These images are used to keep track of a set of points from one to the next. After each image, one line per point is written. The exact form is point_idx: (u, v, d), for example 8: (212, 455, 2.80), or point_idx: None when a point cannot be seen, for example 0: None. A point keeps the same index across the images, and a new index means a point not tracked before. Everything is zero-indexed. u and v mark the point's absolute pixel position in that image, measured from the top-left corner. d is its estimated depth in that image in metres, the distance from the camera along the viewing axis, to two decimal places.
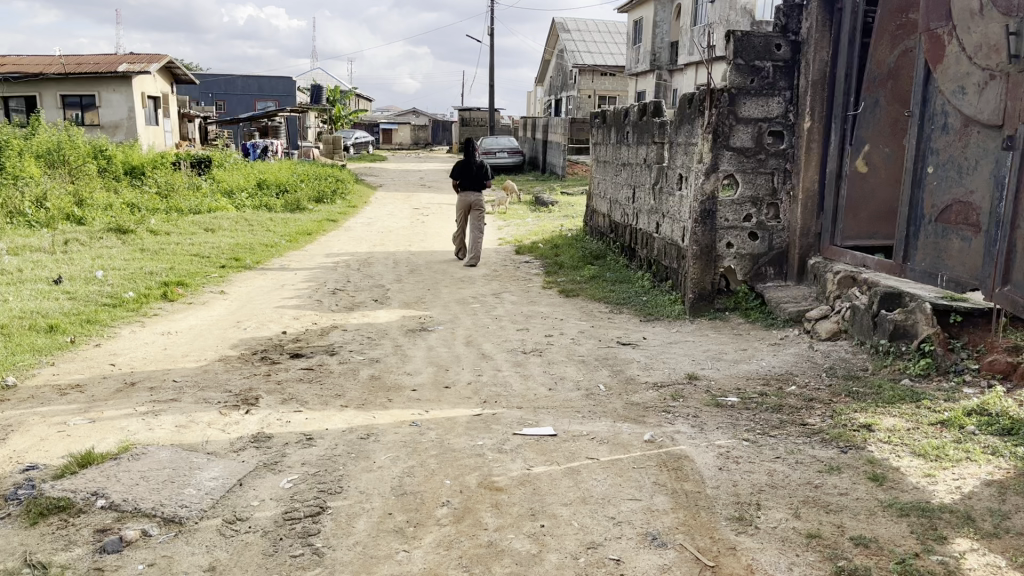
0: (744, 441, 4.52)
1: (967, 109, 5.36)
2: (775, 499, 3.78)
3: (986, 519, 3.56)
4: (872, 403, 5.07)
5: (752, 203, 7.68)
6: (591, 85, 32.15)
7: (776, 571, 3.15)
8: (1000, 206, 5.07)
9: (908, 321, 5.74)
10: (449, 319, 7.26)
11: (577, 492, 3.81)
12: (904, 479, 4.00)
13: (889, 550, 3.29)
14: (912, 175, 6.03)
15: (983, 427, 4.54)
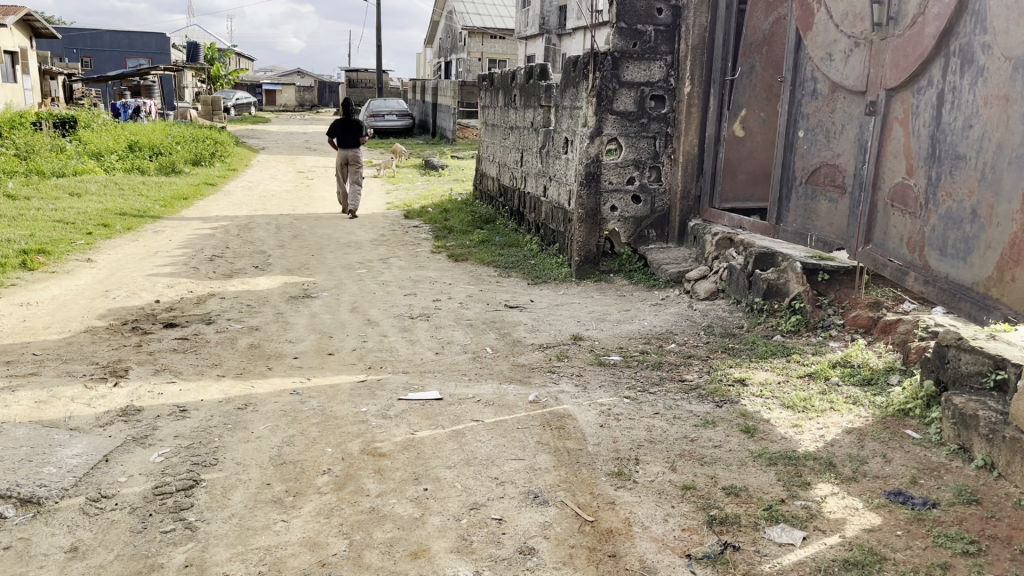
0: (625, 398, 4.64)
1: (835, 75, 5.58)
2: (653, 453, 3.90)
3: (845, 465, 3.78)
4: (747, 358, 5.29)
5: (635, 166, 7.81)
6: (481, 49, 31.85)
7: (652, 523, 3.25)
8: (863, 169, 5.32)
9: (780, 279, 6.00)
10: (334, 285, 7.11)
11: (461, 454, 3.82)
12: (774, 430, 4.20)
13: (758, 498, 3.44)
14: (786, 138, 6.29)
15: (846, 378, 4.83)
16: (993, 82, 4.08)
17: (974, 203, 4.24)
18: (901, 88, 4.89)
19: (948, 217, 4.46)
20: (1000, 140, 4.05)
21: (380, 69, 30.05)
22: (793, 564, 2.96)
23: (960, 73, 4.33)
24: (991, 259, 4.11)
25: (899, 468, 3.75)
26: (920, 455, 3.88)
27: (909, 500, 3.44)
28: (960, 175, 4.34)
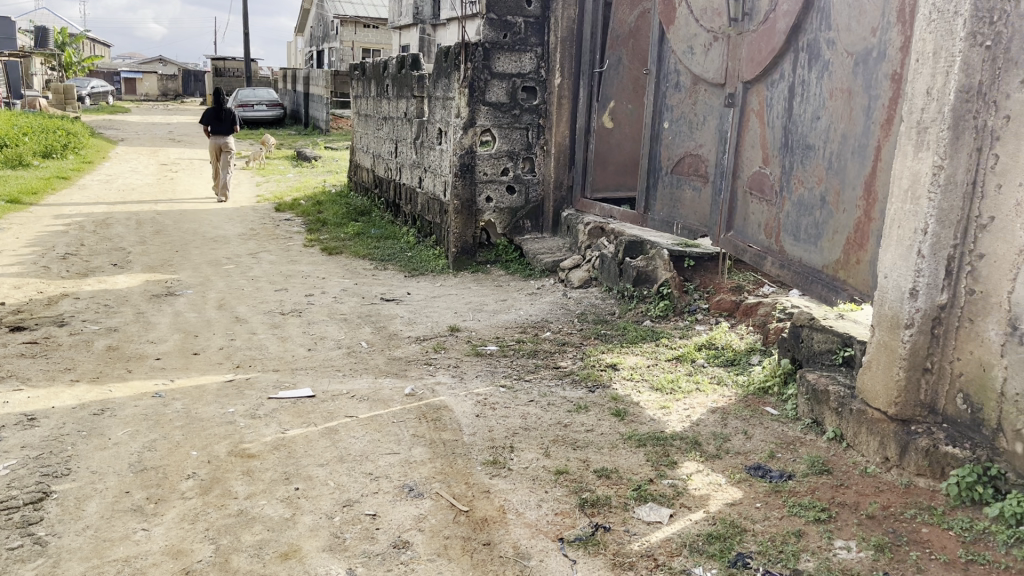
0: (500, 387, 4.67)
1: (696, 68, 5.79)
2: (528, 440, 3.94)
3: (710, 443, 3.94)
4: (618, 344, 5.44)
5: (509, 157, 7.87)
6: (353, 37, 31.22)
7: (525, 509, 3.29)
8: (723, 158, 5.55)
9: (649, 267, 6.20)
10: (199, 282, 6.84)
11: (334, 451, 3.75)
12: (643, 412, 4.33)
13: (627, 479, 3.55)
14: (652, 129, 6.48)
15: (710, 360, 5.04)
16: (838, 75, 4.33)
17: (823, 190, 4.49)
18: (757, 81, 5.13)
19: (800, 203, 4.71)
20: (844, 130, 4.30)
21: (248, 57, 28.97)
22: (660, 541, 3.07)
23: (809, 67, 4.59)
24: (838, 243, 4.38)
25: (759, 444, 3.95)
26: (778, 430, 4.10)
27: (768, 473, 3.62)
28: (810, 164, 4.59)
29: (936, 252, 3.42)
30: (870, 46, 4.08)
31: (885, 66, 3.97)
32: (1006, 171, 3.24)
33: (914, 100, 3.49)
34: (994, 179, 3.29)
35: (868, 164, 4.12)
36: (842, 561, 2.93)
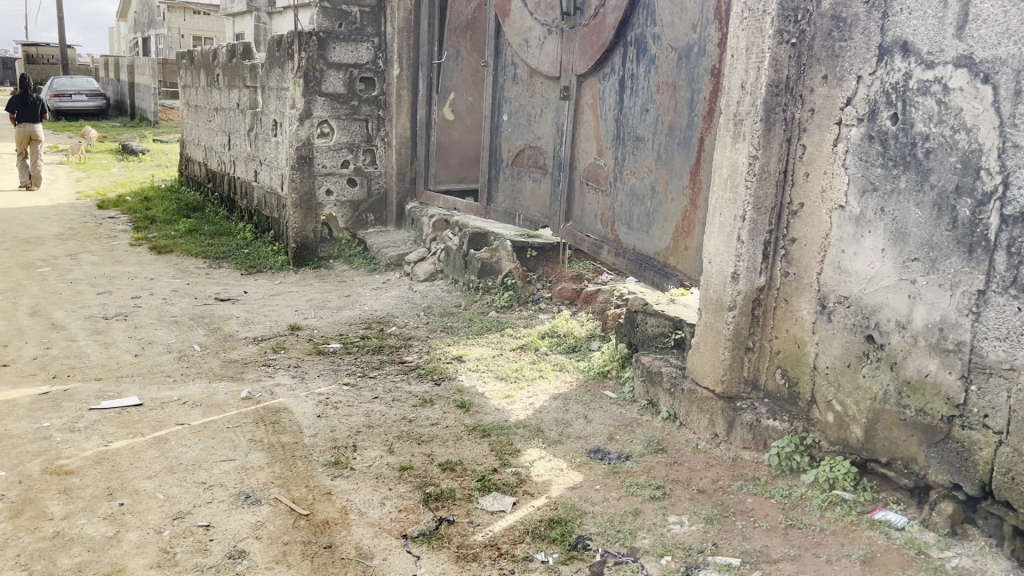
0: (343, 385, 4.57)
1: (532, 61, 5.87)
2: (371, 438, 3.88)
3: (552, 429, 4.02)
4: (464, 336, 5.45)
5: (349, 149, 7.73)
6: (182, 24, 29.66)
7: (368, 508, 3.23)
8: (560, 150, 5.67)
9: (493, 258, 6.26)
10: (9, 287, 6.29)
11: (163, 462, 3.55)
12: (487, 402, 4.36)
13: (472, 470, 3.56)
14: (490, 121, 6.52)
15: (553, 347, 5.14)
16: (664, 69, 4.51)
17: (652, 180, 4.67)
18: (589, 74, 5.26)
19: (632, 193, 4.88)
20: (670, 122, 4.49)
21: (64, 44, 26.95)
22: (503, 530, 3.09)
23: (637, 61, 4.75)
24: (668, 231, 4.57)
25: (598, 427, 4.06)
26: (617, 413, 4.23)
27: (606, 455, 3.73)
28: (640, 155, 4.77)
29: (754, 237, 3.63)
30: (691, 42, 4.27)
31: (705, 61, 4.16)
32: (813, 160, 3.50)
33: (730, 94, 3.67)
34: (802, 168, 3.54)
35: (693, 155, 4.31)
36: (675, 536, 3.05)
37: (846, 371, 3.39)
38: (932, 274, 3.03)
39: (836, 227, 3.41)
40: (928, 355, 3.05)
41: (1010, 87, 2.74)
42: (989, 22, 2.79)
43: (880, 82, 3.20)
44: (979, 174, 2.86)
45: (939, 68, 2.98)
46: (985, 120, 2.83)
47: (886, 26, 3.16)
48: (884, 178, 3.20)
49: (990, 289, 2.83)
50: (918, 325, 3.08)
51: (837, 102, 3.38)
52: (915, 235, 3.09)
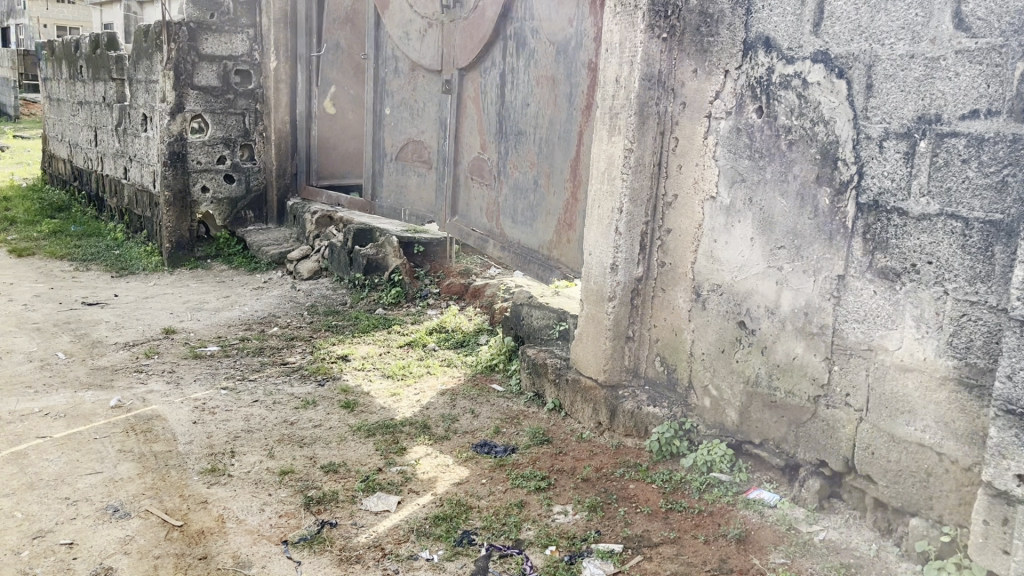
0: (221, 389, 4.41)
1: (412, 54, 5.81)
2: (250, 443, 3.75)
3: (438, 425, 3.99)
4: (349, 334, 5.34)
5: (225, 144, 7.47)
6: (43, 14, 27.98)
7: (247, 516, 3.12)
8: (443, 145, 5.63)
9: (378, 254, 6.17)
10: None
11: (22, 479, 3.33)
12: (373, 401, 4.29)
13: (356, 471, 3.49)
14: (373, 115, 6.42)
15: (441, 343, 5.11)
16: (543, 63, 4.54)
17: (535, 174, 4.69)
18: (471, 68, 5.25)
19: (515, 187, 4.90)
20: (550, 116, 4.52)
21: None
22: (387, 530, 3.05)
23: (517, 55, 4.77)
24: (550, 224, 4.60)
25: (485, 421, 4.06)
26: (503, 406, 4.24)
27: (492, 449, 3.73)
28: (523, 149, 4.79)
29: (631, 229, 3.70)
30: (568, 36, 4.31)
31: (582, 55, 4.21)
32: (685, 152, 3.59)
33: (605, 87, 3.72)
34: (676, 160, 3.63)
35: (573, 149, 4.36)
36: (559, 526, 3.08)
37: (721, 356, 3.49)
38: (797, 261, 3.15)
39: (708, 217, 3.52)
40: (795, 338, 3.19)
41: (862, 81, 2.88)
42: (843, 19, 2.93)
43: (745, 76, 3.31)
44: (836, 164, 2.99)
45: (798, 62, 3.10)
46: (841, 113, 2.96)
47: (749, 22, 3.27)
48: (751, 169, 3.30)
49: (849, 274, 2.97)
50: (785, 310, 3.21)
51: (707, 96, 3.48)
52: (780, 224, 3.21)
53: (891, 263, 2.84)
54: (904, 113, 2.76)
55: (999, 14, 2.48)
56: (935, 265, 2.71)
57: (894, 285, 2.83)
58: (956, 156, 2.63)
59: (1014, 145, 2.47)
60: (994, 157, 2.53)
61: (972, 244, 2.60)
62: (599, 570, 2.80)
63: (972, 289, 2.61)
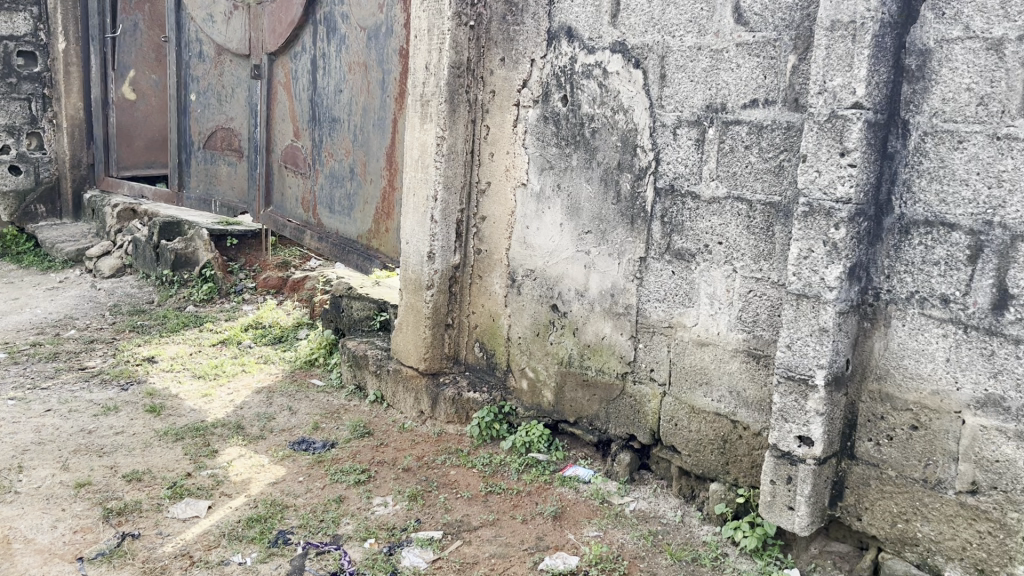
0: (8, 400, 4.03)
1: (218, 37, 5.55)
2: (41, 456, 3.46)
3: (253, 425, 3.84)
4: (157, 334, 5.03)
5: (8, 133, 6.87)
6: None
7: (36, 535, 2.88)
8: (254, 133, 5.40)
9: (188, 249, 5.84)
10: None
11: None
12: (182, 404, 4.06)
13: (162, 478, 3.30)
14: (177, 102, 6.08)
15: (257, 340, 4.92)
16: (354, 49, 4.45)
17: (350, 162, 4.60)
18: (280, 53, 5.06)
19: (331, 176, 4.78)
20: (364, 103, 4.43)
21: None
22: (196, 536, 2.90)
23: (327, 40, 4.65)
24: (368, 213, 4.51)
25: (303, 417, 3.95)
26: (323, 401, 4.14)
27: (311, 446, 3.64)
28: (337, 136, 4.67)
29: (446, 217, 3.70)
30: (379, 22, 4.24)
31: (392, 41, 4.16)
32: (496, 140, 3.64)
33: (415, 75, 3.70)
34: (487, 148, 3.67)
35: (387, 136, 4.29)
36: (379, 518, 3.04)
37: (536, 340, 3.58)
38: (603, 245, 3.27)
39: (520, 204, 3.58)
40: (603, 319, 3.31)
41: (656, 71, 3.02)
42: (637, 11, 3.06)
43: (550, 65, 3.39)
44: (636, 151, 3.12)
45: (598, 53, 3.20)
46: (638, 101, 3.09)
47: (552, 12, 3.35)
48: (558, 157, 3.39)
49: (650, 256, 3.11)
50: (594, 292, 3.33)
51: (514, 84, 3.53)
52: (587, 209, 3.31)
53: (686, 244, 2.99)
54: (694, 102, 2.91)
55: (772, 10, 2.67)
56: (724, 245, 2.88)
57: (690, 265, 2.99)
58: (739, 142, 2.80)
59: (789, 132, 2.66)
60: (772, 144, 2.71)
61: (756, 225, 2.78)
62: (418, 558, 2.79)
63: (756, 267, 2.79)
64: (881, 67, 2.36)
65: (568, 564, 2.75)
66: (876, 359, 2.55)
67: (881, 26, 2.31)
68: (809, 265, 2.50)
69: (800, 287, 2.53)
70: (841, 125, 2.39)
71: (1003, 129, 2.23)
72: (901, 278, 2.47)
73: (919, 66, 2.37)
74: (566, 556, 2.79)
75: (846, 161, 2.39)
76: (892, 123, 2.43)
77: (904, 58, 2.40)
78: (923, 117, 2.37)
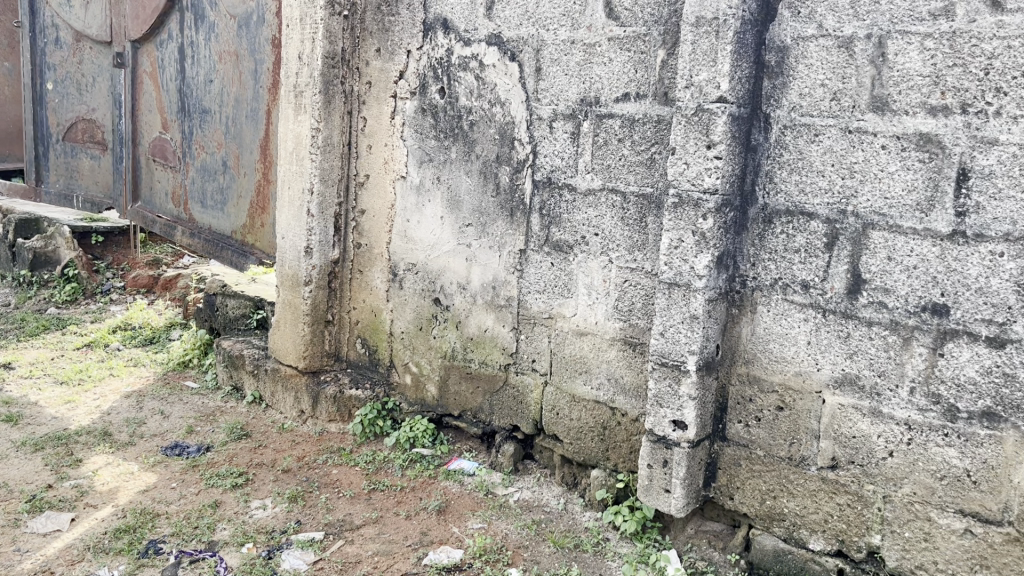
0: None
1: (76, 23, 5.24)
2: None
3: (121, 431, 3.66)
4: (14, 338, 4.72)
5: None
6: None
7: None
8: (118, 124, 5.13)
9: (48, 247, 5.52)
10: None
11: None
12: (42, 412, 3.83)
13: (20, 491, 3.10)
14: (33, 91, 5.72)
15: (126, 342, 4.69)
16: (224, 38, 4.28)
17: (223, 155, 4.43)
18: (144, 40, 4.83)
19: (202, 169, 4.60)
20: (235, 94, 4.28)
21: None
22: (58, 551, 2.74)
23: (195, 28, 4.46)
24: (243, 208, 4.36)
25: (176, 421, 3.79)
26: (197, 403, 3.99)
27: (184, 450, 3.49)
28: (207, 128, 4.50)
29: (323, 211, 3.62)
30: (249, 10, 4.10)
31: (264, 30, 4.03)
32: (373, 133, 3.58)
33: (288, 65, 3.60)
34: (364, 140, 3.61)
35: (261, 128, 4.16)
36: (257, 521, 2.95)
37: (419, 334, 3.55)
38: (483, 237, 3.27)
39: (399, 197, 3.54)
40: (486, 311, 3.32)
41: (532, 64, 3.04)
42: (512, 4, 3.07)
43: (427, 57, 3.36)
44: (513, 144, 3.13)
45: (474, 45, 3.20)
46: (515, 94, 3.10)
47: (428, 4, 3.33)
48: (437, 149, 3.37)
49: (530, 248, 3.14)
50: (475, 285, 3.33)
51: (391, 75, 3.49)
52: (467, 202, 3.31)
53: (564, 236, 3.03)
54: (569, 96, 2.95)
55: (641, 6, 2.73)
56: (600, 237, 2.93)
57: (568, 257, 3.03)
58: (613, 135, 2.85)
59: (659, 126, 2.73)
60: (643, 137, 2.77)
61: (630, 216, 2.84)
62: (299, 560, 2.72)
63: (631, 257, 2.86)
64: (743, 63, 2.45)
65: (451, 558, 2.75)
66: (744, 344, 2.66)
67: (741, 24, 2.40)
68: (680, 255, 2.57)
69: (672, 276, 2.60)
70: (707, 119, 2.47)
71: (854, 123, 2.36)
72: (766, 266, 2.57)
73: (778, 62, 2.47)
74: (450, 550, 2.79)
75: (712, 153, 2.47)
76: (755, 116, 2.53)
77: (764, 55, 2.50)
78: (783, 111, 2.48)
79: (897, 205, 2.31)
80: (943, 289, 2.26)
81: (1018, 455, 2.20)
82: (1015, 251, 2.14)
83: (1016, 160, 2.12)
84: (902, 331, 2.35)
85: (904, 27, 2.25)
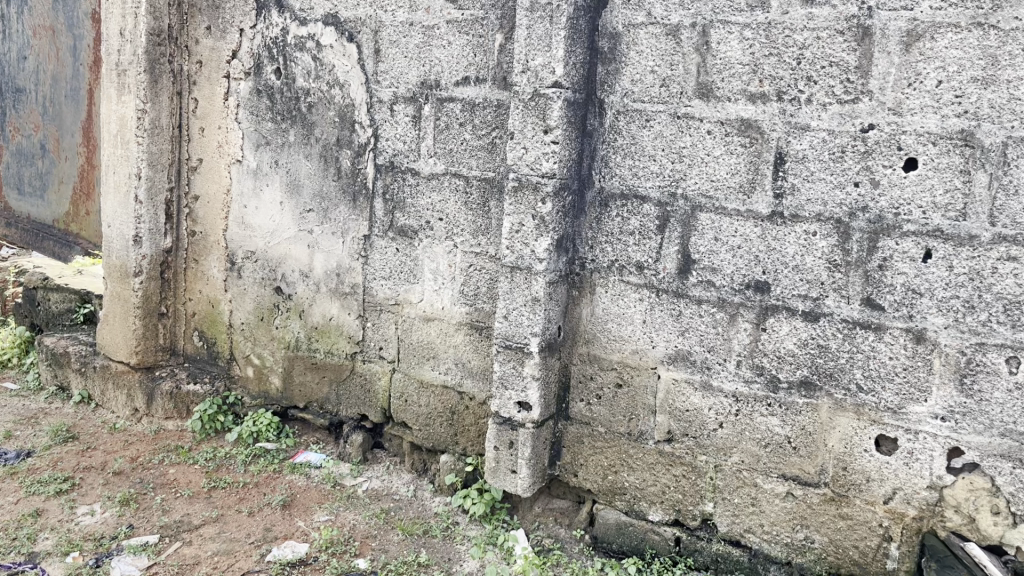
0: None
1: None
2: None
3: None
4: None
5: None
6: None
7: None
8: None
9: None
10: None
11: None
12: None
13: None
14: None
15: None
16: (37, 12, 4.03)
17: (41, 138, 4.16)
18: None
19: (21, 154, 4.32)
20: (52, 72, 4.03)
21: None
22: None
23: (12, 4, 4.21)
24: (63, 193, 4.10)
25: None
26: (17, 406, 3.69)
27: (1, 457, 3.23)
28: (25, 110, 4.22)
29: (153, 197, 3.42)
30: None
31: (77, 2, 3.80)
32: (206, 115, 3.42)
33: (109, 41, 3.37)
34: (196, 123, 3.44)
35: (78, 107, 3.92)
36: (84, 528, 2.77)
37: (260, 325, 3.43)
38: (325, 223, 3.19)
39: (236, 183, 3.39)
40: (330, 299, 3.24)
41: (370, 46, 2.98)
42: None
43: (261, 36, 3.23)
44: (354, 127, 3.06)
45: (310, 25, 3.10)
46: (353, 76, 3.03)
47: None
48: (274, 132, 3.25)
49: (374, 234, 3.08)
50: (319, 273, 3.25)
51: (223, 55, 3.33)
52: (307, 186, 3.21)
53: (408, 221, 3.00)
54: (409, 79, 2.91)
55: None
56: (444, 222, 2.91)
57: (413, 242, 3.00)
58: (454, 120, 2.83)
59: (498, 110, 2.74)
60: (483, 121, 2.77)
61: (473, 200, 2.84)
62: (131, 566, 2.58)
63: (475, 242, 2.86)
64: (577, 48, 2.49)
65: (296, 553, 2.68)
66: (584, 325, 2.72)
67: (575, 10, 2.44)
68: (521, 239, 2.60)
69: (513, 260, 2.62)
70: (543, 104, 2.50)
71: (682, 109, 2.44)
72: (603, 248, 2.64)
73: (610, 48, 2.54)
74: (295, 545, 2.71)
75: (549, 138, 2.50)
76: (589, 102, 2.59)
77: (597, 41, 2.56)
78: (616, 97, 2.55)
79: (721, 187, 2.41)
80: (765, 267, 2.39)
81: (831, 421, 2.36)
82: (826, 230, 2.29)
83: (826, 145, 2.26)
84: (728, 309, 2.46)
85: (725, 18, 2.35)
